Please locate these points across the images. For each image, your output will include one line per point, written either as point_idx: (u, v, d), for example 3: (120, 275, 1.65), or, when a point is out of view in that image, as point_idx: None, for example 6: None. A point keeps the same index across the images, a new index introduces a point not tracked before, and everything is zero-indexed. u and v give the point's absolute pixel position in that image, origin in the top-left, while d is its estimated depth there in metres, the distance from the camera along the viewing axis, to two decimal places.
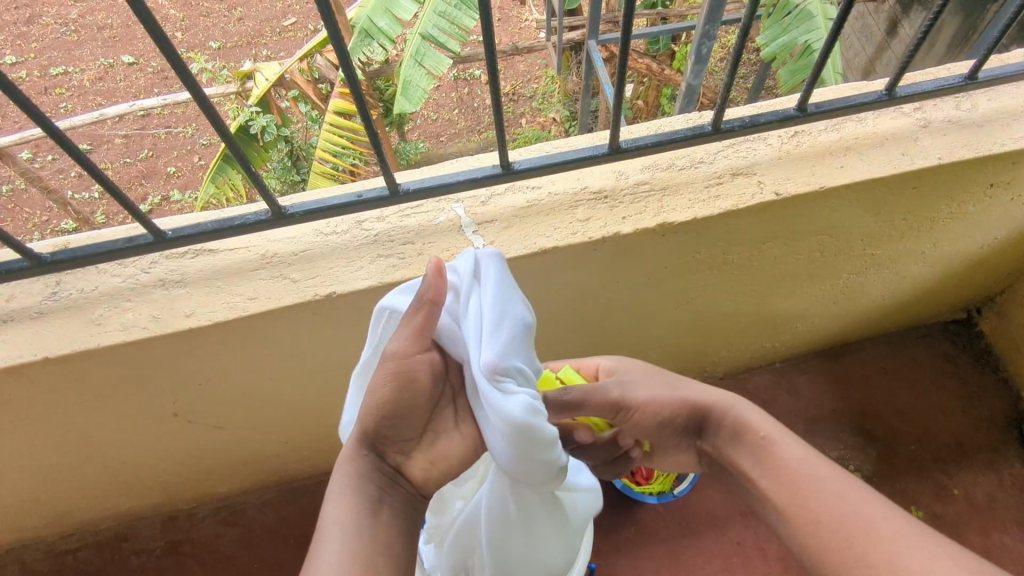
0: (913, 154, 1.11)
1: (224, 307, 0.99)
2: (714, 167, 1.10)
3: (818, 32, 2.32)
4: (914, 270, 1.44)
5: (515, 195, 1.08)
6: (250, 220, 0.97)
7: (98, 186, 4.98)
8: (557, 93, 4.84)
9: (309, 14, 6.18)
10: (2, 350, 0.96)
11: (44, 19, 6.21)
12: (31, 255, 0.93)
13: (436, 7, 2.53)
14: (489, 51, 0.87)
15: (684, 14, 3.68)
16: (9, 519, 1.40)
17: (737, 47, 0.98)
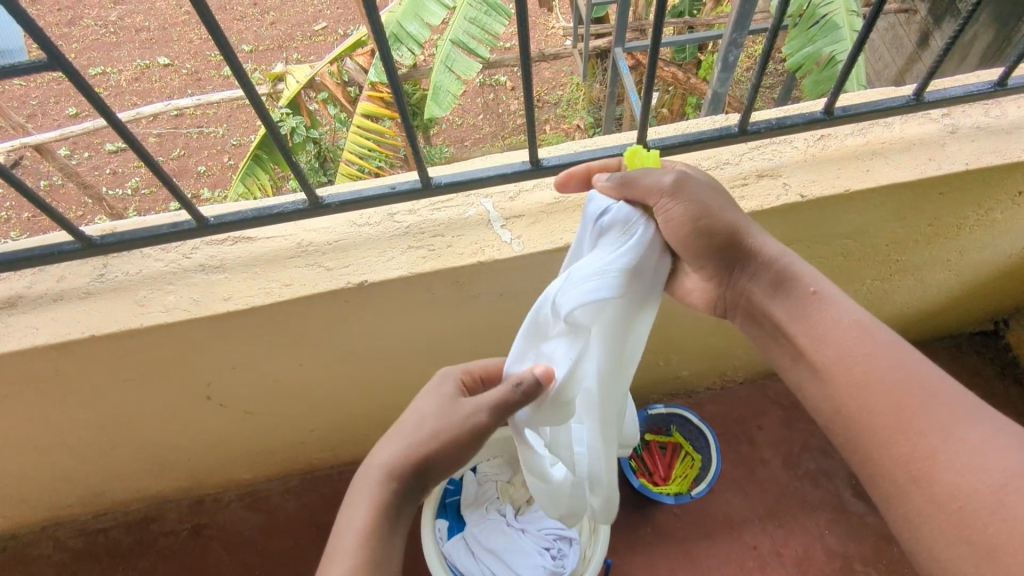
0: (941, 159, 1.12)
1: (261, 292, 1.03)
2: (740, 168, 1.12)
3: (843, 44, 2.33)
4: (939, 279, 1.44)
5: (542, 192, 1.11)
6: (289, 209, 1.01)
7: (131, 183, 5.12)
8: (582, 100, 4.88)
9: (339, 19, 6.30)
10: (51, 327, 1.01)
11: (85, 21, 6.41)
12: (83, 237, 0.98)
13: (465, 13, 2.59)
14: (524, 51, 0.90)
15: (711, 23, 3.69)
16: (47, 496, 1.46)
17: (766, 50, 1.00)
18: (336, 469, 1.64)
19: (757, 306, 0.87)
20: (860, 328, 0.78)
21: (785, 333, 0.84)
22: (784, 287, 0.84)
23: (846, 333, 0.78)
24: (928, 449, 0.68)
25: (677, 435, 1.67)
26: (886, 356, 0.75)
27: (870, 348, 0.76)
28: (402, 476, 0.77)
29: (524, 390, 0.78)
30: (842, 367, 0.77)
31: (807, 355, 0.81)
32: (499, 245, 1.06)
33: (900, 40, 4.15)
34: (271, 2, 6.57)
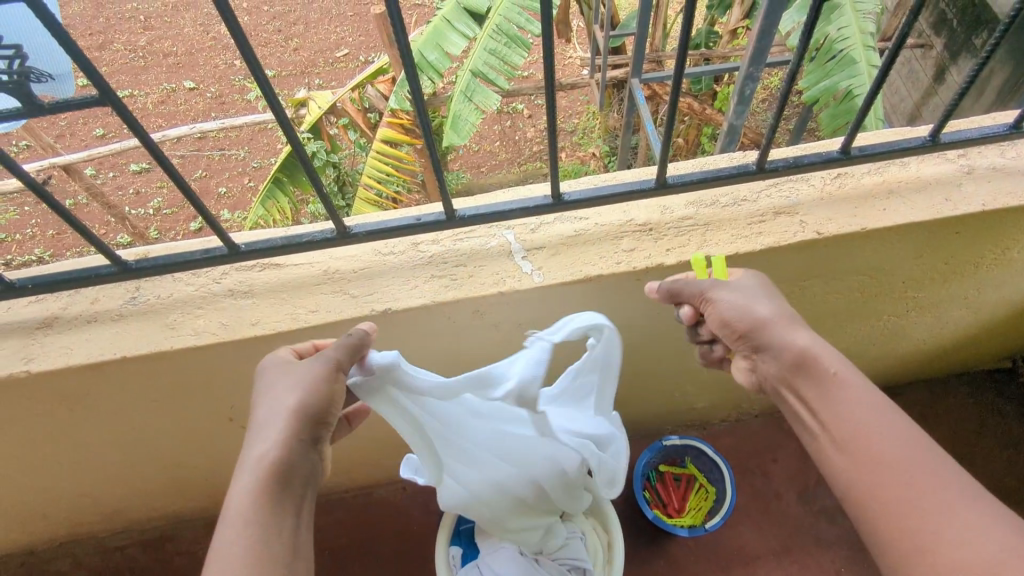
0: (957, 200, 1.13)
1: (287, 317, 1.06)
2: (757, 205, 1.15)
3: (861, 79, 2.34)
4: (955, 316, 1.44)
5: (563, 224, 1.14)
6: (317, 238, 1.04)
7: (154, 203, 5.23)
8: (598, 128, 4.94)
9: (361, 46, 6.45)
10: (85, 348, 1.04)
11: (116, 46, 6.63)
12: (118, 262, 1.01)
13: (487, 44, 2.64)
14: (549, 91, 0.93)
15: (728, 56, 3.74)
16: (67, 514, 1.48)
17: (784, 92, 1.02)
18: (350, 493, 1.65)
19: (792, 390, 0.90)
20: (894, 437, 0.79)
21: (814, 415, 0.87)
22: (807, 372, 0.87)
23: (873, 425, 0.81)
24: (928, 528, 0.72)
25: (692, 467, 1.66)
26: (921, 471, 0.75)
27: (891, 433, 0.80)
28: (266, 473, 0.77)
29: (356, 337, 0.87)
30: (858, 435, 0.81)
31: (833, 424, 0.84)
32: (519, 276, 1.08)
33: (916, 75, 4.18)
34: (295, 29, 6.74)
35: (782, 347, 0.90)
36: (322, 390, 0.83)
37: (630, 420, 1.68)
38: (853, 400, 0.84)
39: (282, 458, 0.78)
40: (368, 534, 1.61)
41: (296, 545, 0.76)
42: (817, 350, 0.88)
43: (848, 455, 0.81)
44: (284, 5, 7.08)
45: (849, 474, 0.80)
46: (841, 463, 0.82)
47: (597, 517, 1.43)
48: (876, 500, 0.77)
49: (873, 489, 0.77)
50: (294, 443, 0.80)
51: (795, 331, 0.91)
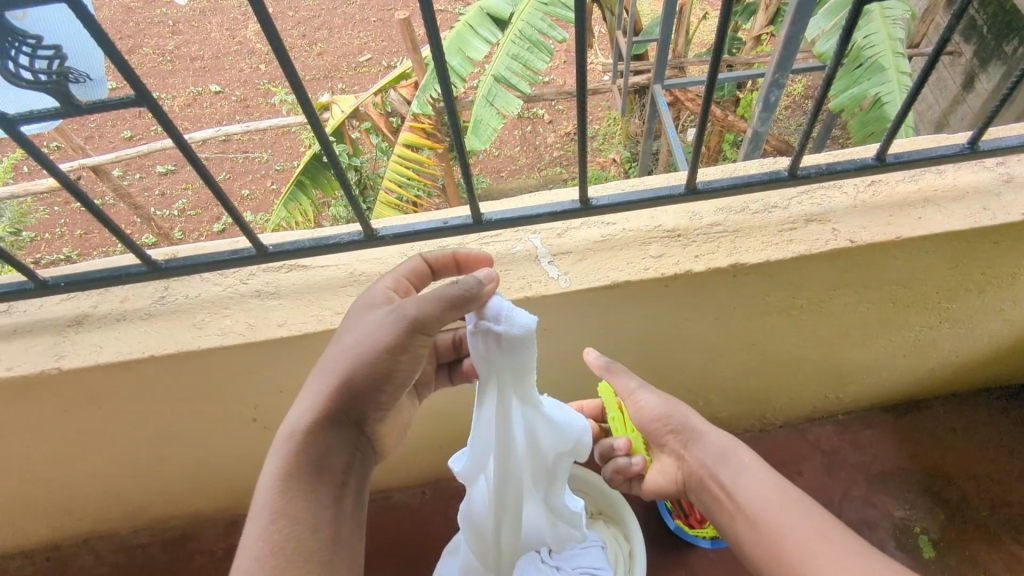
0: (995, 209, 1.10)
1: (313, 319, 1.06)
2: (788, 212, 1.13)
3: (890, 85, 2.30)
4: (990, 328, 1.40)
5: (590, 229, 1.13)
6: (345, 240, 1.04)
7: (178, 204, 5.31)
8: (618, 134, 4.92)
9: (383, 51, 6.50)
10: (114, 346, 1.05)
11: (144, 50, 6.76)
12: (149, 261, 1.02)
13: (509, 50, 2.64)
14: (581, 95, 0.93)
15: (751, 62, 3.71)
16: (92, 510, 1.50)
17: (819, 97, 1.00)
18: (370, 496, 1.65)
19: (711, 477, 1.04)
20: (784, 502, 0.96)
21: (727, 498, 1.01)
22: (733, 463, 1.04)
23: (770, 500, 0.97)
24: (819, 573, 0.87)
25: None
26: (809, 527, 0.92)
27: (782, 502, 0.97)
28: (305, 439, 0.79)
29: (465, 287, 0.80)
30: (765, 513, 0.95)
31: (741, 500, 0.99)
32: (545, 281, 1.07)
33: (944, 82, 4.11)
34: (319, 34, 6.81)
35: (711, 445, 1.07)
36: (378, 357, 0.80)
37: None
38: (756, 481, 1.00)
39: (314, 429, 0.80)
40: (387, 538, 1.60)
41: (336, 529, 0.78)
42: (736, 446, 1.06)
43: (753, 524, 0.96)
44: (308, 10, 7.16)
45: (756, 540, 0.94)
46: (749, 534, 0.95)
47: (617, 526, 1.40)
48: (778, 556, 0.91)
49: (778, 547, 0.91)
50: (337, 420, 0.81)
51: (713, 434, 1.09)
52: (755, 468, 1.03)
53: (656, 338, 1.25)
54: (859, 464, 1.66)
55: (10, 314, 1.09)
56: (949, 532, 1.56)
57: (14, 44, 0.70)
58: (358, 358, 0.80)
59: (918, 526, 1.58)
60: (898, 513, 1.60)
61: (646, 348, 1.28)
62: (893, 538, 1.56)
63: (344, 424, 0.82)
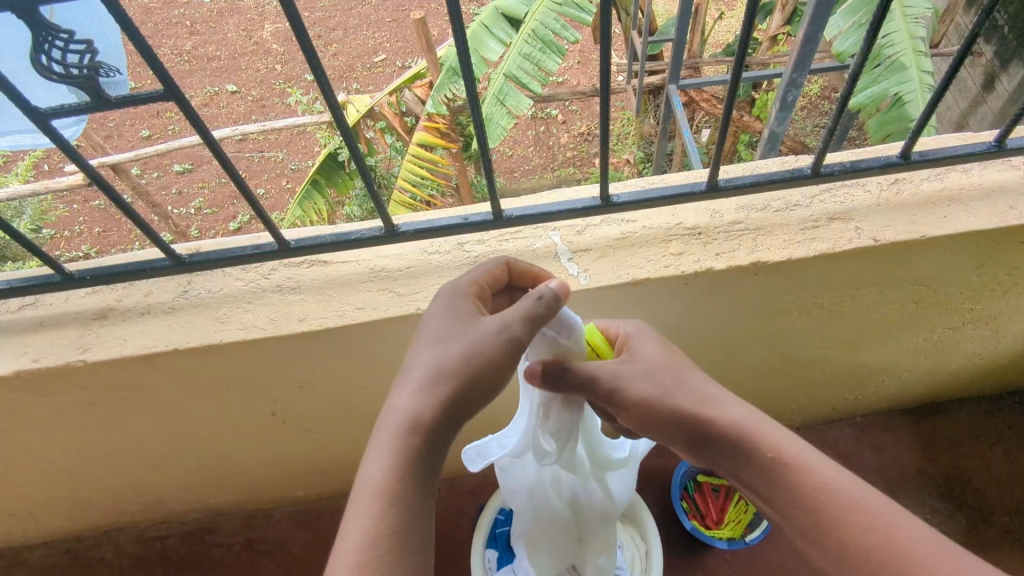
0: (1022, 208, 1.09)
1: (334, 314, 1.07)
2: (810, 211, 1.12)
3: (912, 85, 2.28)
4: (1014, 330, 1.39)
5: (610, 226, 1.13)
6: (367, 236, 1.04)
7: (195, 202, 5.37)
8: (632, 135, 4.92)
9: (398, 52, 6.53)
10: (138, 339, 1.06)
11: (162, 50, 6.84)
12: (173, 255, 1.03)
13: (521, 49, 2.65)
14: (604, 91, 0.92)
15: (768, 62, 3.68)
16: (112, 502, 1.51)
17: (844, 94, 0.99)
18: None
19: (734, 473, 0.85)
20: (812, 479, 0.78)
21: (762, 497, 0.83)
22: (748, 453, 0.82)
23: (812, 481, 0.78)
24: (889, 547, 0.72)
25: (731, 479, 1.63)
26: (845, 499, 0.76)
27: (831, 492, 0.77)
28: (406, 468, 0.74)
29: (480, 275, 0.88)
30: (803, 501, 0.78)
31: (772, 492, 0.81)
32: (565, 278, 1.07)
33: (964, 83, 4.06)
34: (334, 34, 6.86)
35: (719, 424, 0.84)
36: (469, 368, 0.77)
37: None
38: (795, 473, 0.79)
39: (415, 456, 0.75)
40: None
41: (426, 560, 0.73)
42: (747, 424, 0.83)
43: (807, 534, 0.78)
44: (324, 11, 7.20)
45: (814, 532, 0.77)
46: (800, 523, 0.78)
47: (634, 526, 1.40)
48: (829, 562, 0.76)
49: (851, 538, 0.74)
50: (432, 432, 0.76)
51: (723, 404, 0.86)
52: (785, 459, 0.80)
53: (674, 336, 1.24)
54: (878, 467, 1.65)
55: (36, 307, 1.11)
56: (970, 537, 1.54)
57: (48, 39, 0.71)
58: (443, 377, 0.77)
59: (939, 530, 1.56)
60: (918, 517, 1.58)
61: None
62: None
63: (430, 445, 0.76)
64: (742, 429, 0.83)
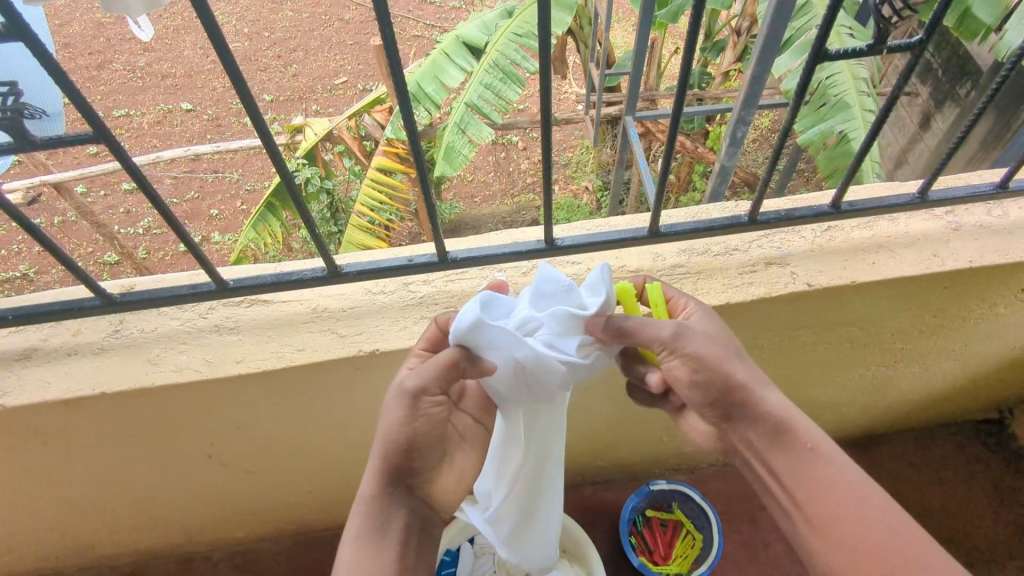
0: (945, 256, 1.14)
1: (273, 356, 1.05)
2: (749, 255, 1.15)
3: (854, 122, 2.37)
4: (942, 368, 1.44)
5: (556, 268, 1.14)
6: (309, 276, 1.03)
7: (143, 222, 5.22)
8: (591, 164, 5.00)
9: (359, 75, 6.54)
10: (63, 382, 1.02)
11: (114, 66, 6.69)
12: (103, 294, 1.00)
13: (481, 79, 2.66)
14: (546, 140, 0.94)
15: (720, 98, 3.79)
16: (35, 548, 1.43)
17: (777, 148, 1.03)
18: (330, 531, 1.61)
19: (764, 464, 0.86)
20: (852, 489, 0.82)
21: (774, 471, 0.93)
22: (788, 449, 0.85)
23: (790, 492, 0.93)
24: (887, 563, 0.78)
25: (678, 513, 1.63)
26: (876, 514, 0.80)
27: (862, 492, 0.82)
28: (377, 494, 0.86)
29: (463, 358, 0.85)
30: (835, 496, 0.82)
31: (808, 491, 0.83)
32: None
33: (903, 122, 4.26)
34: (294, 55, 6.81)
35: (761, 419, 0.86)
36: (402, 429, 0.83)
37: (618, 463, 1.66)
38: (826, 453, 0.85)
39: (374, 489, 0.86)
40: None
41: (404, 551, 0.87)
42: (793, 419, 0.86)
43: (827, 534, 0.81)
44: (284, 32, 7.16)
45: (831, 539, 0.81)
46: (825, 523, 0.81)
47: (581, 564, 1.38)
48: (844, 556, 0.80)
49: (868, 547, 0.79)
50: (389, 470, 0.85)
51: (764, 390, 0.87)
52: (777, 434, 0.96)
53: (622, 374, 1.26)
54: None
55: None
56: None
57: None
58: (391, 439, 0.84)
59: None
60: None
61: (615, 381, 1.29)
62: None
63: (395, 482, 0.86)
64: (785, 421, 0.85)
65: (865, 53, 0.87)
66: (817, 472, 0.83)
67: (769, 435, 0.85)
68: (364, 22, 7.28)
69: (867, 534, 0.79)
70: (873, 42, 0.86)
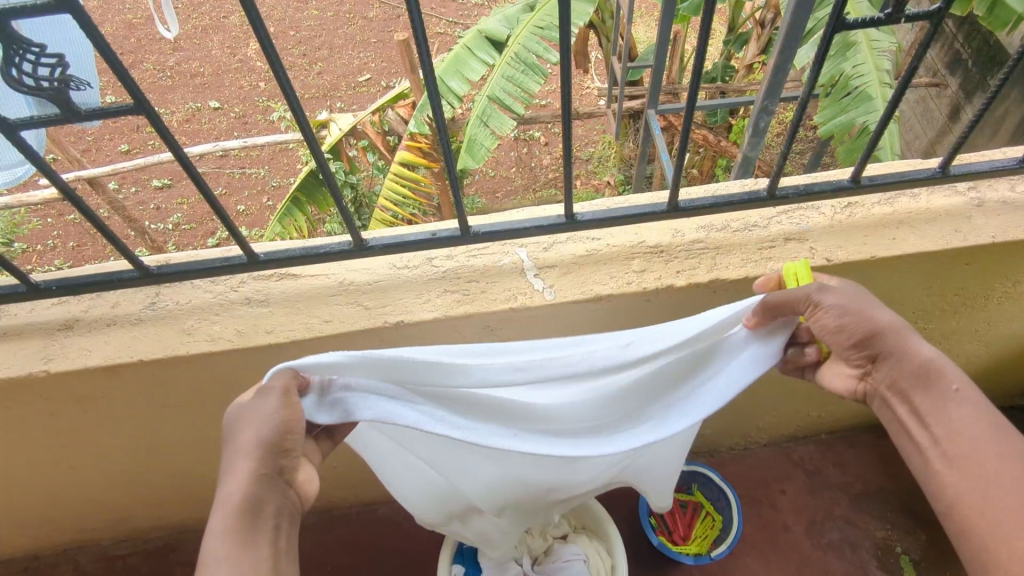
0: (966, 232, 1.14)
1: (301, 327, 1.08)
2: (768, 231, 1.15)
3: (876, 113, 2.36)
4: (966, 350, 1.43)
5: (576, 244, 1.16)
6: (335, 250, 1.06)
7: (174, 218, 5.34)
8: (613, 158, 5.00)
9: (382, 72, 6.60)
10: (104, 350, 1.07)
11: (145, 65, 6.86)
12: (142, 266, 1.04)
13: (503, 71, 2.69)
14: (565, 114, 0.96)
15: (744, 90, 3.74)
16: (75, 518, 1.49)
17: (795, 121, 1.03)
18: (354, 509, 1.66)
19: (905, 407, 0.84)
20: (989, 444, 0.78)
21: (926, 427, 0.82)
22: (930, 385, 0.82)
23: (983, 444, 0.78)
24: (987, 512, 0.75)
25: (698, 494, 1.65)
26: (1001, 470, 0.76)
27: (1004, 440, 0.78)
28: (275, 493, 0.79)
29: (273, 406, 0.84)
30: (969, 440, 0.79)
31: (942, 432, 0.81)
32: (530, 293, 1.10)
33: (931, 113, 4.19)
34: (319, 53, 6.90)
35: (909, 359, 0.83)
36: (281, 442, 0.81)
37: None
38: (968, 410, 0.80)
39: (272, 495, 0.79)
40: (371, 552, 1.60)
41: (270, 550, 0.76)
42: (941, 362, 0.83)
43: (949, 467, 0.79)
44: (310, 30, 7.26)
45: (945, 481, 0.79)
46: (942, 464, 0.80)
47: (601, 541, 1.40)
48: (959, 500, 0.78)
49: (972, 497, 0.76)
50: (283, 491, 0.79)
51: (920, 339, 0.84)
52: (966, 393, 0.81)
53: None
54: (841, 484, 1.70)
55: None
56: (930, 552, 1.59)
57: (19, 52, 0.72)
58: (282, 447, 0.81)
59: (899, 545, 1.61)
60: (879, 533, 1.63)
61: None
62: (875, 558, 1.60)
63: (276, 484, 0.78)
64: (934, 365, 0.82)
65: (883, 22, 0.88)
66: (950, 410, 0.81)
67: (913, 377, 0.83)
68: (387, 20, 7.35)
69: (983, 479, 0.77)
70: (891, 11, 0.87)
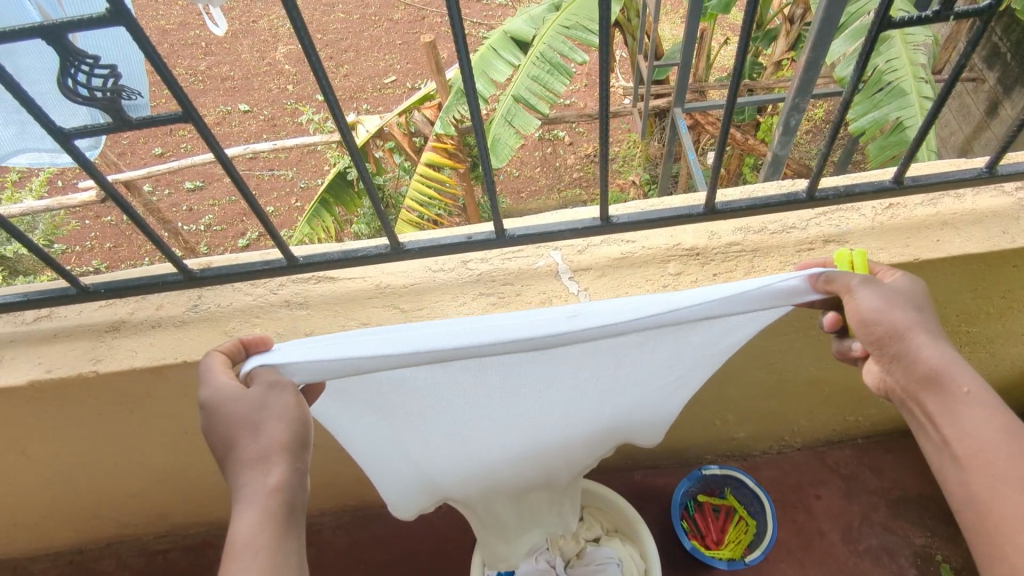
0: (1014, 233, 1.11)
1: (339, 329, 1.10)
2: (806, 233, 1.14)
3: (910, 109, 2.31)
4: (1010, 354, 1.40)
5: (611, 246, 1.15)
6: (373, 253, 1.08)
7: (205, 219, 5.44)
8: (638, 157, 4.97)
9: (407, 74, 6.65)
10: (149, 351, 1.09)
11: (177, 70, 6.99)
12: (185, 270, 1.07)
13: (530, 71, 2.69)
14: (603, 115, 0.96)
15: (772, 87, 3.68)
16: (117, 513, 1.53)
17: (835, 122, 1.02)
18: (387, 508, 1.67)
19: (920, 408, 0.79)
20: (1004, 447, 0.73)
21: (934, 427, 0.77)
22: (938, 388, 0.77)
23: (996, 447, 0.73)
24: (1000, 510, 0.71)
25: (731, 498, 1.63)
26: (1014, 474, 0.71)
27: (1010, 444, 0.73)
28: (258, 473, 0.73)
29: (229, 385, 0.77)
30: (986, 445, 0.74)
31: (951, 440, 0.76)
32: (566, 296, 1.10)
33: (967, 109, 4.09)
34: (346, 56, 6.97)
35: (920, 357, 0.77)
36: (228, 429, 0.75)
37: (673, 450, 1.66)
38: (977, 417, 0.75)
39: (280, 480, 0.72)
40: (404, 551, 1.62)
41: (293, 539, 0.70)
42: (949, 365, 0.77)
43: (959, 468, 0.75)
44: (336, 33, 7.34)
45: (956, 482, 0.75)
46: (958, 473, 0.75)
47: (634, 545, 1.40)
48: (978, 505, 0.73)
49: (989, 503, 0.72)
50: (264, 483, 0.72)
51: (927, 340, 0.78)
52: (978, 397, 0.76)
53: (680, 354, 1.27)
54: (879, 489, 1.67)
55: (51, 319, 1.14)
56: (972, 561, 1.55)
57: (74, 64, 0.75)
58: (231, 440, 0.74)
59: (940, 553, 1.58)
60: (918, 540, 1.60)
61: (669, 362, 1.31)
62: (914, 565, 1.57)
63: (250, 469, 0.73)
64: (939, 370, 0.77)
65: (931, 20, 0.86)
66: (957, 410, 0.76)
67: (918, 378, 0.78)
68: (411, 22, 7.40)
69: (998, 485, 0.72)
70: (940, 8, 0.85)
